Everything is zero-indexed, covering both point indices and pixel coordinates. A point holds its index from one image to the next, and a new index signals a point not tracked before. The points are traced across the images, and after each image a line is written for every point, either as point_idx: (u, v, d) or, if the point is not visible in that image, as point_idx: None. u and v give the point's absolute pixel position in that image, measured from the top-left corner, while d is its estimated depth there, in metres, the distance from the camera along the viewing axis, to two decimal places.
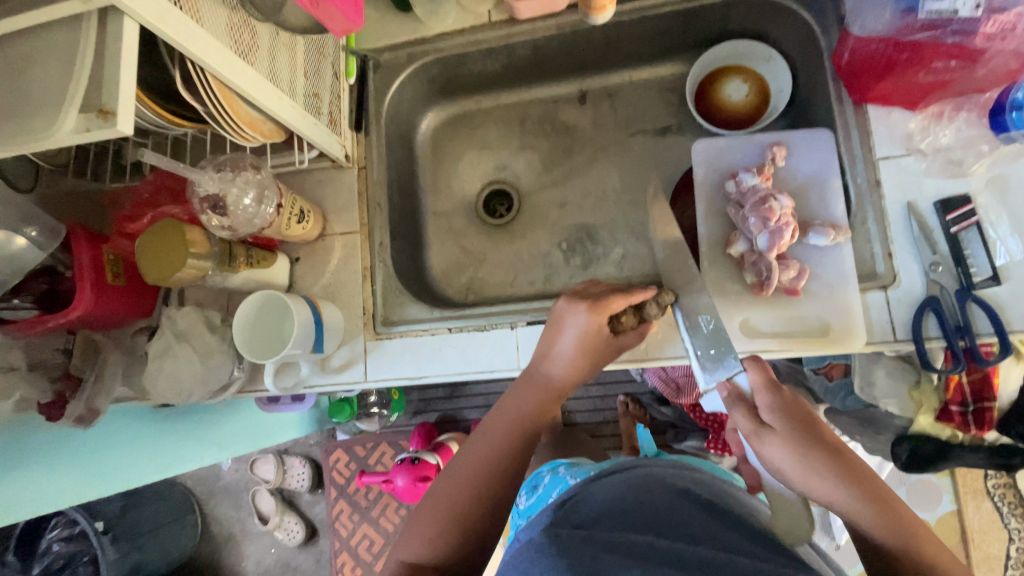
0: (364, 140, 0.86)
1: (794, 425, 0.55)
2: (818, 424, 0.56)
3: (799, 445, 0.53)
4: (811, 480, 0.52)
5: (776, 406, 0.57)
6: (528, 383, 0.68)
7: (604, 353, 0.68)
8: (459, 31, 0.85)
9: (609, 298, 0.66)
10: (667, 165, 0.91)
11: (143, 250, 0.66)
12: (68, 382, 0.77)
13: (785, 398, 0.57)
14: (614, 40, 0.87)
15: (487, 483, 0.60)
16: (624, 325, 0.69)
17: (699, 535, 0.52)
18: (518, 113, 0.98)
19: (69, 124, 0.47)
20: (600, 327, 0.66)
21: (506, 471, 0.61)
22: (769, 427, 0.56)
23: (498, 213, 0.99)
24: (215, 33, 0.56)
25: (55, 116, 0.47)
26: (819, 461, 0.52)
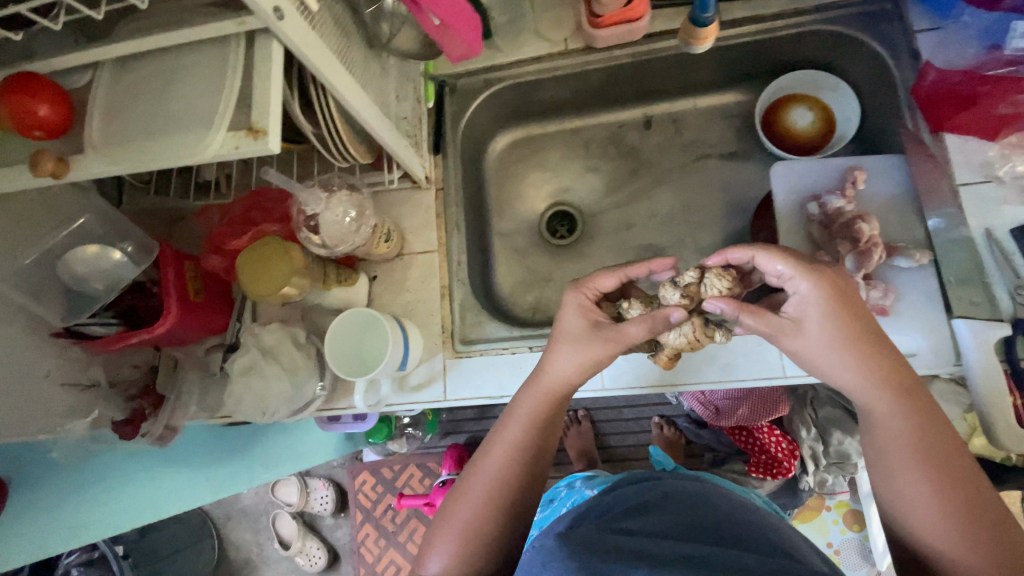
0: (441, 161, 0.88)
1: (825, 333, 0.55)
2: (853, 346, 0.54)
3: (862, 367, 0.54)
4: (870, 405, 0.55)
5: (828, 304, 0.55)
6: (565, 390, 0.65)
7: (605, 334, 0.63)
8: (535, 58, 0.88)
9: (594, 275, 0.69)
10: (732, 190, 0.93)
11: (246, 266, 0.65)
12: (148, 399, 0.77)
13: (825, 295, 0.55)
14: (685, 68, 0.89)
15: (500, 490, 0.61)
16: (628, 311, 0.69)
17: (714, 535, 0.57)
18: (582, 137, 1.00)
19: (215, 142, 0.47)
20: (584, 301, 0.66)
21: (522, 480, 0.61)
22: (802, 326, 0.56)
23: (560, 233, 1.00)
24: (340, 56, 0.58)
25: (201, 136, 0.48)
26: (843, 364, 0.55)
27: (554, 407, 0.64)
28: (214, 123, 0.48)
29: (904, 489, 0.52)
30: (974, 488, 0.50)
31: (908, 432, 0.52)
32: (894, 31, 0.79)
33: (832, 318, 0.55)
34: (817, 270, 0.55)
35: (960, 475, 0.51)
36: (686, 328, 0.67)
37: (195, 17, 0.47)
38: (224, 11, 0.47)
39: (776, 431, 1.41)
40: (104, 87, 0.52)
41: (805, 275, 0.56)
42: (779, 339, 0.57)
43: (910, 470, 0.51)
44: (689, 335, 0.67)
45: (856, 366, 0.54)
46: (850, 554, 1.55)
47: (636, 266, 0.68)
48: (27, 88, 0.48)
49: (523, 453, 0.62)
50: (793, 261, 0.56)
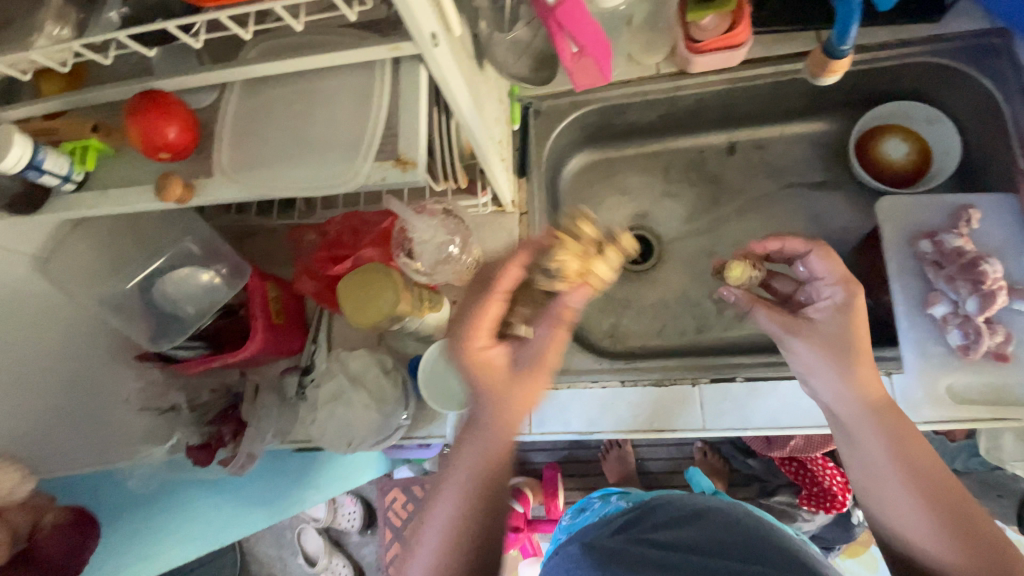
0: (526, 185, 0.86)
1: (830, 338, 0.60)
2: (855, 354, 0.59)
3: (843, 375, 0.58)
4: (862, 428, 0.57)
5: (845, 312, 0.60)
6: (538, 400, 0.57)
7: (518, 371, 0.56)
8: (624, 81, 0.86)
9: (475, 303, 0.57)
10: (821, 220, 0.90)
11: (349, 294, 0.63)
12: (228, 424, 0.73)
13: (856, 309, 0.60)
14: (777, 97, 0.87)
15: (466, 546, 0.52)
16: (518, 326, 0.60)
17: (749, 544, 0.55)
18: (662, 161, 0.97)
19: (360, 169, 0.45)
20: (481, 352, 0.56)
21: (484, 536, 0.52)
22: (793, 328, 0.63)
23: (633, 258, 0.98)
24: (468, 81, 0.56)
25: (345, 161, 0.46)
26: (840, 374, 0.58)
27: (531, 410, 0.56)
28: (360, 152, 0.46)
29: (892, 500, 0.54)
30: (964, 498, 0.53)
31: (905, 441, 0.56)
32: (1003, 66, 0.77)
33: (850, 327, 0.60)
34: (856, 282, 0.61)
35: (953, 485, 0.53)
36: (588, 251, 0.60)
37: (344, 40, 0.45)
38: (377, 36, 0.45)
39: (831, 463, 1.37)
40: (235, 107, 0.50)
41: (842, 285, 0.61)
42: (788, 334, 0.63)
43: (898, 480, 0.54)
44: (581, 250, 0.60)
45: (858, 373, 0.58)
46: None
47: (506, 269, 0.57)
48: (163, 107, 0.46)
49: (487, 472, 0.53)
50: (839, 269, 0.62)
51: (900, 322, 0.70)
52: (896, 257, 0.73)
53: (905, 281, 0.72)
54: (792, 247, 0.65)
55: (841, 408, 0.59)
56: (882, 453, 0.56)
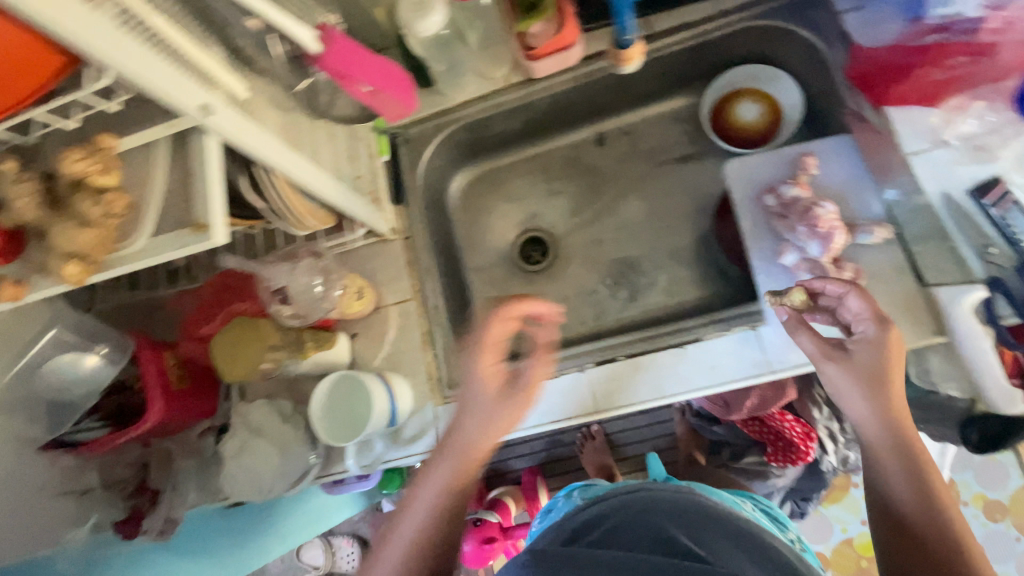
0: (404, 212, 0.89)
1: (867, 370, 0.60)
2: (885, 378, 0.59)
3: (853, 383, 0.60)
4: (855, 408, 0.60)
5: (881, 349, 0.60)
6: (476, 462, 0.64)
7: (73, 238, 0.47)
8: (479, 97, 0.90)
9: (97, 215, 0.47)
10: (696, 191, 0.94)
11: (222, 349, 0.68)
12: (144, 495, 0.78)
13: (891, 340, 0.60)
14: (627, 85, 0.91)
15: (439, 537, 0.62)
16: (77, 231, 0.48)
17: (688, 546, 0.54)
18: (542, 163, 1.01)
19: (146, 233, 0.49)
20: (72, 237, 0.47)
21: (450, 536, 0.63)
22: (845, 349, 0.62)
23: (535, 259, 1.01)
24: (279, 134, 0.59)
25: (132, 231, 0.50)
26: (871, 401, 0.59)
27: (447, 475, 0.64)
28: (149, 220, 0.50)
29: (895, 485, 0.59)
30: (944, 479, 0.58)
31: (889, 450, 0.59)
32: (821, 15, 0.80)
33: (886, 360, 0.59)
34: (890, 321, 0.60)
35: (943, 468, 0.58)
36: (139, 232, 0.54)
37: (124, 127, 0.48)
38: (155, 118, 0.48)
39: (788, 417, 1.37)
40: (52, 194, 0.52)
41: (874, 322, 0.61)
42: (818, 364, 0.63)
43: (896, 460, 0.59)
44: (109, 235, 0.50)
45: (876, 400, 0.59)
46: None
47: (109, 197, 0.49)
48: None
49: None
50: (873, 308, 0.62)
51: (755, 275, 0.75)
52: (746, 214, 0.77)
53: (757, 236, 0.75)
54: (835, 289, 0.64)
55: (863, 429, 0.60)
56: (877, 433, 0.60)
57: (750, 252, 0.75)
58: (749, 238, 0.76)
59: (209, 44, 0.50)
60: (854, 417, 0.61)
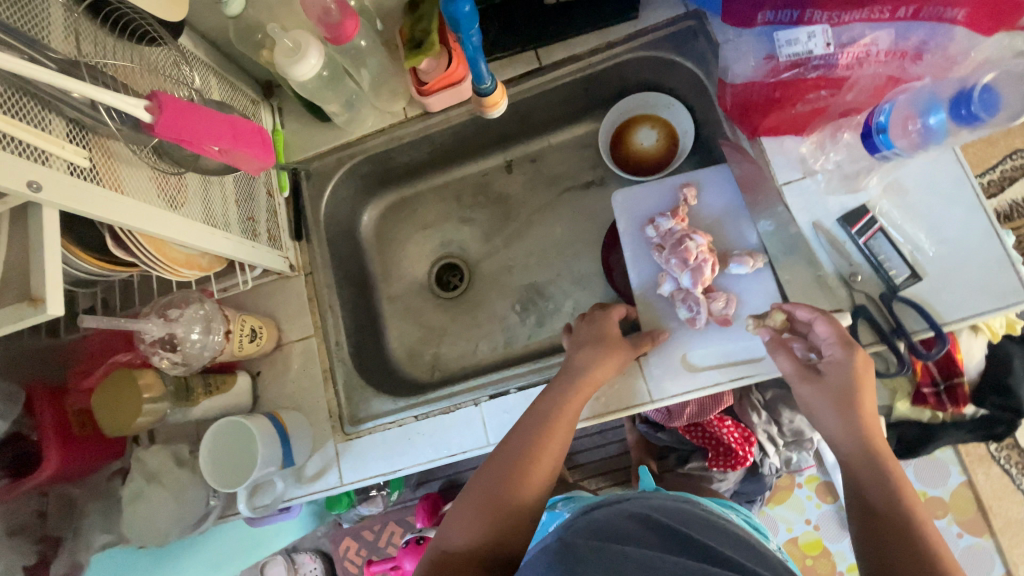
0: (307, 247, 0.90)
1: (836, 392, 0.61)
2: (857, 399, 0.61)
3: (831, 402, 0.62)
4: (828, 417, 0.62)
5: (855, 369, 0.61)
6: (545, 470, 0.61)
7: None
8: (379, 131, 0.91)
9: None
10: (599, 216, 0.96)
11: (105, 399, 0.71)
12: (48, 542, 0.77)
13: (856, 365, 0.61)
14: (526, 115, 0.93)
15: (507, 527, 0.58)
16: None
17: (700, 543, 0.54)
18: (453, 190, 1.02)
19: None
20: None
21: (521, 524, 0.58)
22: (812, 372, 0.64)
23: (451, 284, 1.02)
24: (142, 195, 0.60)
25: None
26: (840, 417, 0.61)
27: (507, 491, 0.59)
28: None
29: (863, 486, 0.58)
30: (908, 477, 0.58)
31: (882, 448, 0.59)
32: (703, 47, 0.82)
33: (852, 377, 0.61)
34: (855, 345, 0.62)
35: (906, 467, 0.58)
36: None
37: None
38: None
39: (727, 422, 1.28)
40: None
41: (840, 345, 0.62)
42: (793, 383, 0.65)
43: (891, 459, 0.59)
44: None
45: (834, 416, 0.62)
46: (829, 526, 1.42)
47: None
48: None
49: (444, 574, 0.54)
50: (840, 331, 0.63)
51: (639, 307, 0.77)
52: (630, 247, 0.79)
53: (641, 269, 0.78)
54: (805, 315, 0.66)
55: (834, 439, 0.62)
56: (846, 443, 0.61)
57: (634, 285, 0.78)
58: (633, 271, 0.78)
59: (50, 122, 0.52)
60: (828, 429, 0.63)
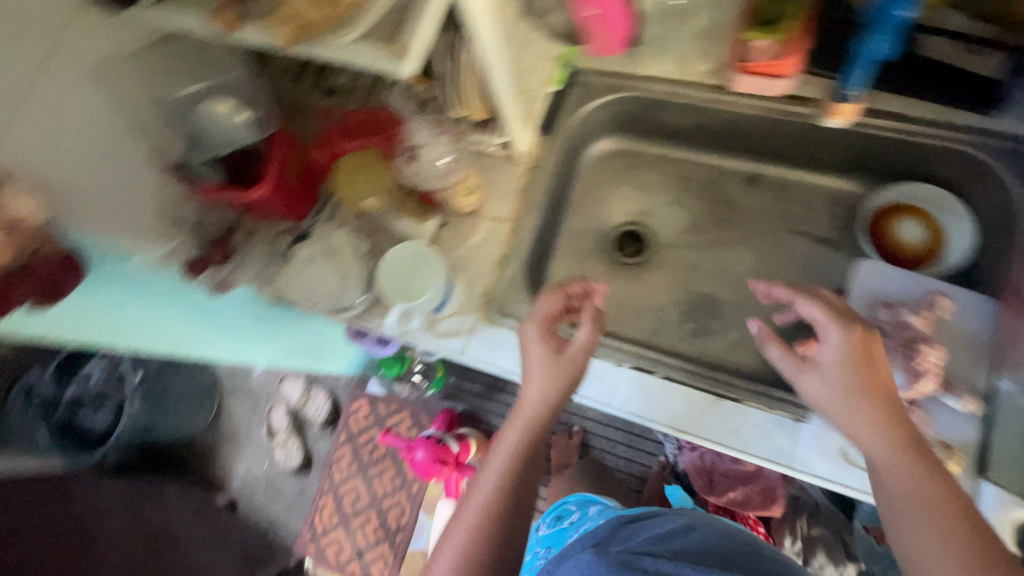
0: (545, 144, 0.92)
1: (854, 384, 0.61)
2: (851, 390, 0.60)
3: (830, 387, 0.62)
4: (853, 429, 0.60)
5: (824, 320, 0.64)
6: (532, 442, 0.67)
7: None
8: (669, 79, 0.88)
9: None
10: (810, 273, 0.91)
11: (349, 167, 0.80)
12: (219, 249, 0.83)
13: (850, 345, 0.62)
14: (807, 142, 0.89)
15: (510, 518, 0.62)
16: None
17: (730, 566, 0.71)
18: (685, 170, 0.99)
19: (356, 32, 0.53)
20: None
21: (517, 514, 0.63)
22: (811, 362, 0.65)
23: (625, 252, 1.00)
24: (494, 5, 0.60)
25: (346, 24, 0.53)
26: (845, 416, 0.60)
27: (523, 495, 0.64)
28: (362, 24, 0.53)
29: (908, 531, 0.54)
30: (897, 421, 0.59)
31: (857, 398, 0.60)
32: None
33: (829, 332, 0.64)
34: (852, 325, 0.62)
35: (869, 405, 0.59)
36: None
37: None
38: None
39: None
40: None
41: (834, 325, 0.63)
42: (799, 375, 0.66)
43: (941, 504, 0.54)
44: None
45: (857, 415, 0.60)
46: None
47: None
48: None
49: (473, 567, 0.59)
50: (833, 314, 0.64)
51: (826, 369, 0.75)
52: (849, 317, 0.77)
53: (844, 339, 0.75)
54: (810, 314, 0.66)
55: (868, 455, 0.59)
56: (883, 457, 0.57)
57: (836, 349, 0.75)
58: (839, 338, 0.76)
59: None
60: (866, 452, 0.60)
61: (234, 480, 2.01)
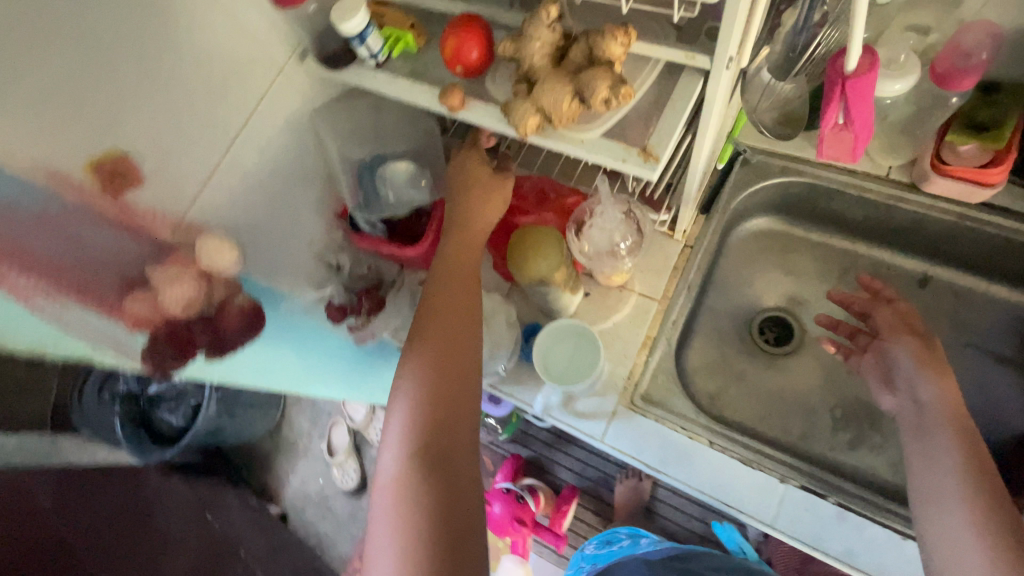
0: (703, 223, 0.87)
1: (936, 410, 0.64)
2: (922, 407, 0.66)
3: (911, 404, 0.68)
4: (928, 451, 0.61)
5: (923, 360, 0.69)
6: (456, 423, 0.56)
7: (547, 37, 0.48)
8: (849, 170, 0.83)
9: (588, 34, 0.47)
10: (990, 395, 0.82)
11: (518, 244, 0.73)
12: (368, 299, 0.82)
13: (924, 363, 0.69)
14: (1001, 253, 0.81)
15: (420, 499, 0.50)
16: (556, 27, 0.48)
17: None
18: (845, 261, 0.93)
19: (597, 129, 0.51)
20: (547, 19, 0.47)
21: (427, 501, 0.50)
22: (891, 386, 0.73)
23: (768, 339, 0.94)
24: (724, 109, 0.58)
25: (588, 120, 0.51)
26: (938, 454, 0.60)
27: (457, 415, 0.56)
28: (606, 121, 0.51)
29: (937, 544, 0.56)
30: (979, 455, 0.59)
31: (936, 428, 0.62)
32: None
33: (925, 372, 0.68)
34: (931, 347, 0.70)
35: (952, 436, 0.61)
36: (567, 62, 0.49)
37: (649, 31, 0.49)
38: (677, 41, 0.48)
39: None
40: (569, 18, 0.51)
41: (921, 353, 0.70)
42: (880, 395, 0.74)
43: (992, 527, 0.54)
44: (549, 42, 0.48)
45: (934, 441, 0.62)
46: None
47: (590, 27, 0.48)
48: (480, 34, 0.54)
49: (432, 499, 0.50)
50: (915, 345, 0.71)
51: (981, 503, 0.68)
52: None
53: None
54: (892, 348, 0.73)
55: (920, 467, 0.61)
56: (948, 474, 0.58)
57: None
58: None
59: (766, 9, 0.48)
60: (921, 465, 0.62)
61: (286, 492, 1.73)
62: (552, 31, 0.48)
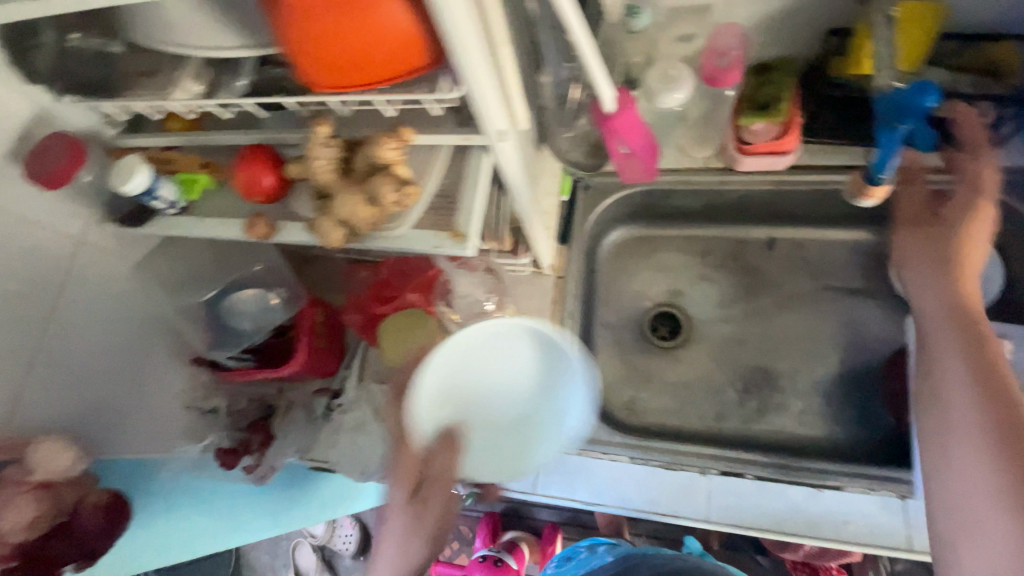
0: (566, 252, 0.91)
1: (983, 370, 0.57)
2: (982, 364, 0.58)
3: (953, 359, 0.61)
4: (945, 411, 0.58)
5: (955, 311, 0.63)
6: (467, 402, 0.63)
7: (328, 155, 0.49)
8: (673, 169, 0.90)
9: (369, 143, 0.48)
10: (855, 327, 0.90)
11: (389, 335, 0.73)
12: (256, 434, 0.77)
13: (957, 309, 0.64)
14: (821, 202, 0.90)
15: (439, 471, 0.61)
16: (327, 141, 0.49)
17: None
18: (704, 245, 1.00)
19: (406, 222, 0.52)
20: (321, 139, 0.48)
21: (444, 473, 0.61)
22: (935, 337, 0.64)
23: (662, 335, 0.97)
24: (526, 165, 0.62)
25: (393, 217, 0.52)
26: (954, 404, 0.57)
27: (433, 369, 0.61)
28: (411, 213, 0.52)
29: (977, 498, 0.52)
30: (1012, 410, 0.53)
31: (957, 380, 0.59)
32: None
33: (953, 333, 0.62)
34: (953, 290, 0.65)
35: (974, 391, 0.57)
36: (359, 171, 0.50)
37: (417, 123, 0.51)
38: (446, 127, 0.51)
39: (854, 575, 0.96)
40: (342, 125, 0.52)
41: (942, 299, 0.65)
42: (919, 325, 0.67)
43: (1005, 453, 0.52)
44: (329, 158, 0.49)
45: (952, 388, 0.59)
46: None
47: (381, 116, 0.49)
48: (266, 159, 0.54)
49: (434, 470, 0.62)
50: (939, 285, 0.67)
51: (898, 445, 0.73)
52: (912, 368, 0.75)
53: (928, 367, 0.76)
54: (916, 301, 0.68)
55: (950, 426, 0.57)
56: (974, 426, 0.55)
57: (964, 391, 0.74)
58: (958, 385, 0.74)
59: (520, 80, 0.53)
60: (946, 422, 0.58)
61: None
62: (326, 146, 0.49)
